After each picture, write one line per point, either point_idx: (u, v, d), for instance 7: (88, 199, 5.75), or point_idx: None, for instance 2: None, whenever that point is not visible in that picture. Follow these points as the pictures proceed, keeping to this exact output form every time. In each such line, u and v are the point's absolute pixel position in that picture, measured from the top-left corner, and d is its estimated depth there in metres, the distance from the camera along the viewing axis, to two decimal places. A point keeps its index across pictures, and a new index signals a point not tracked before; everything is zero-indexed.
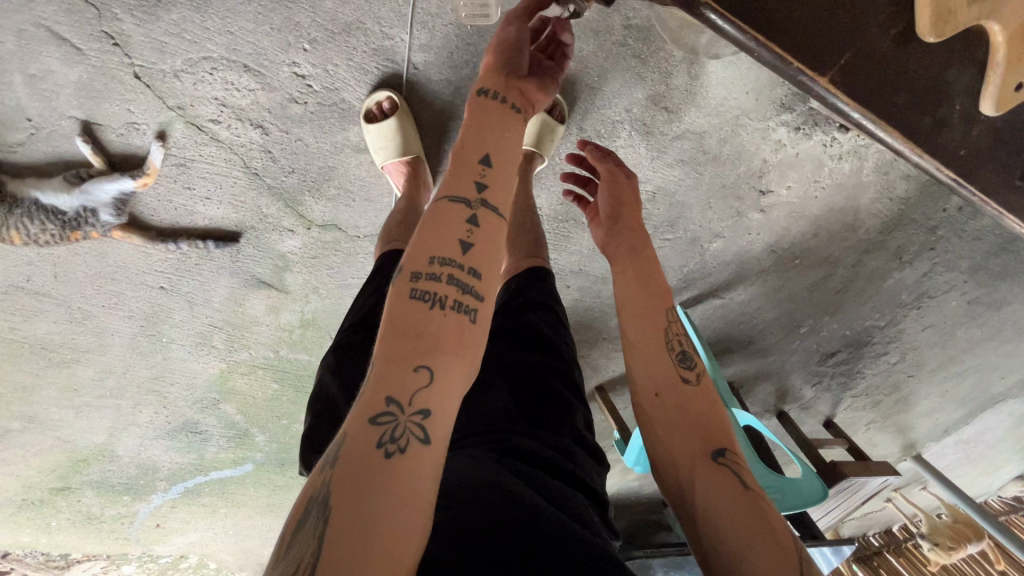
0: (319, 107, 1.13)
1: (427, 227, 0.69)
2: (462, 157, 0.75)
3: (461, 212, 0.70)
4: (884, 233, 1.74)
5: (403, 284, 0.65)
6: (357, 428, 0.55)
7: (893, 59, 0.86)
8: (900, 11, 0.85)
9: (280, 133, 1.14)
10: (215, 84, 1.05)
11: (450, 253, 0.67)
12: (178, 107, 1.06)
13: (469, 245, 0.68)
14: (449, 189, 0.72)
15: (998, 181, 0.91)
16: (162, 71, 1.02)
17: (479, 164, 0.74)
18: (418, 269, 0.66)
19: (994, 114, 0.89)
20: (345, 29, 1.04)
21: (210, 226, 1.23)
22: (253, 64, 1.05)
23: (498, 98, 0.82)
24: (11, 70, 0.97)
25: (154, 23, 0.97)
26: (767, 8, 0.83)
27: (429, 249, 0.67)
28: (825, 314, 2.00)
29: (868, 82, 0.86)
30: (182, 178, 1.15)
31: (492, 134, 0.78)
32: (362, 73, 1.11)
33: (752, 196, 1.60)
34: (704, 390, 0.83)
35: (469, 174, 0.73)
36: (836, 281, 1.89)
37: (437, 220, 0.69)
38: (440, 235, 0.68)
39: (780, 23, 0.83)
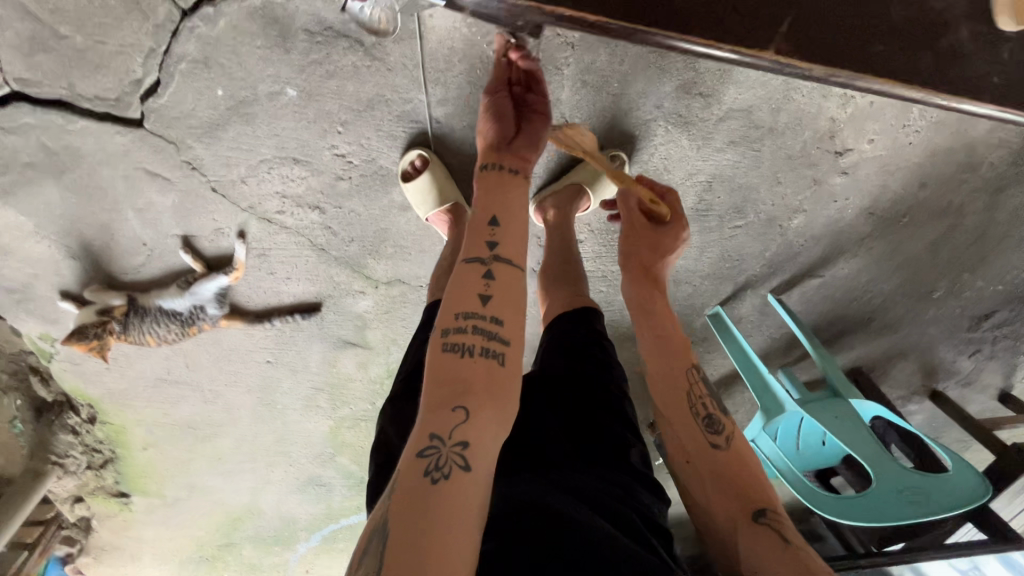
0: (363, 178, 1.24)
1: (451, 291, 0.74)
2: (478, 225, 0.79)
3: (478, 271, 0.74)
4: (1015, 162, 1.49)
5: (436, 341, 0.70)
6: (404, 464, 0.58)
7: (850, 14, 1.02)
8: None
9: (335, 209, 1.28)
10: (274, 180, 1.21)
11: (472, 308, 0.71)
12: (250, 207, 1.23)
13: (488, 298, 0.72)
14: (464, 253, 0.77)
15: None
16: (231, 181, 1.19)
17: (488, 226, 0.78)
18: (447, 325, 0.69)
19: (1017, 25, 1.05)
20: (369, 105, 1.15)
21: (296, 301, 1.39)
22: (300, 156, 1.19)
23: (496, 168, 0.88)
24: (125, 209, 1.18)
25: (217, 143, 1.14)
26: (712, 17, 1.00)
27: (453, 308, 0.71)
28: (956, 269, 1.74)
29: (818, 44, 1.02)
30: (265, 266, 1.32)
31: (498, 196, 0.83)
32: (392, 139, 1.21)
33: (827, 159, 1.43)
34: (737, 453, 0.85)
35: (481, 234, 0.77)
36: (964, 231, 1.65)
37: (460, 283, 0.74)
38: (462, 293, 0.73)
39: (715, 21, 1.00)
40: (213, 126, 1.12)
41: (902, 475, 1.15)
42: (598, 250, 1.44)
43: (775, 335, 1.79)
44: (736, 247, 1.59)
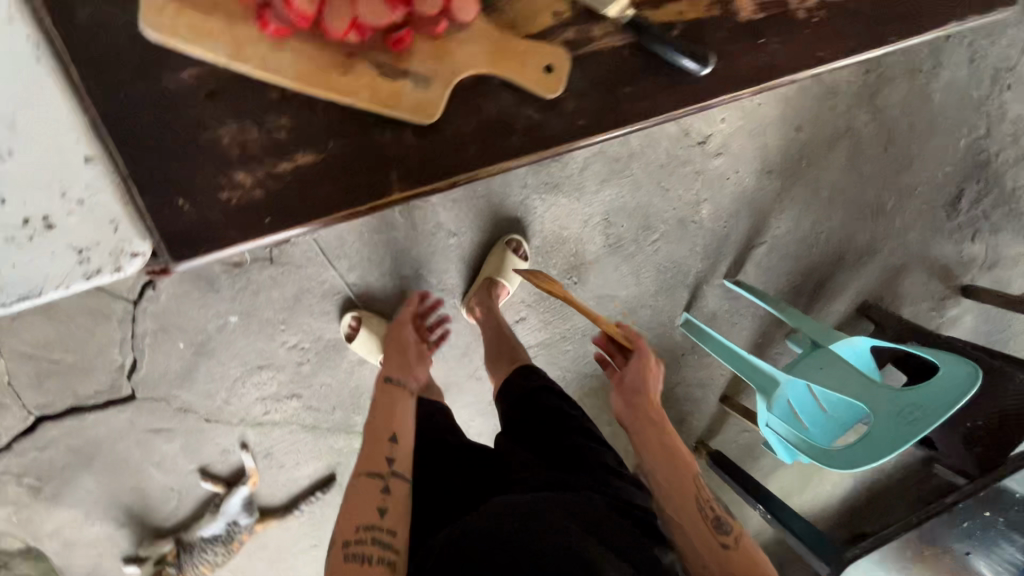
0: (319, 355, 1.44)
1: (351, 504, 0.90)
2: (378, 445, 0.97)
3: (375, 485, 0.92)
4: (870, 72, 1.63)
5: (337, 549, 0.85)
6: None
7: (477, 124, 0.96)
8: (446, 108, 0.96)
9: (309, 389, 1.46)
10: (251, 389, 1.41)
11: (370, 519, 0.87)
12: (242, 420, 1.43)
13: (384, 510, 0.88)
14: (364, 465, 0.94)
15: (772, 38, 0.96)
16: (218, 406, 1.40)
17: (388, 441, 0.98)
18: (347, 537, 0.85)
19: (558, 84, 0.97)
20: (297, 298, 1.38)
21: (313, 480, 1.53)
22: (262, 362, 1.40)
23: (398, 382, 1.12)
24: (147, 467, 1.39)
25: (196, 382, 1.36)
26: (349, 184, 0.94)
27: (354, 520, 0.87)
28: (885, 176, 1.78)
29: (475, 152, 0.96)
30: (274, 461, 1.49)
31: (395, 413, 1.04)
32: (327, 314, 1.41)
33: (696, 151, 1.56)
34: (746, 554, 0.93)
35: (381, 450, 0.96)
36: (871, 140, 1.72)
37: (356, 498, 0.90)
38: (362, 505, 0.89)
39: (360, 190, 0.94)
40: (187, 371, 1.35)
41: (896, 400, 1.11)
42: (543, 317, 1.58)
43: (758, 313, 1.79)
44: (666, 257, 1.65)
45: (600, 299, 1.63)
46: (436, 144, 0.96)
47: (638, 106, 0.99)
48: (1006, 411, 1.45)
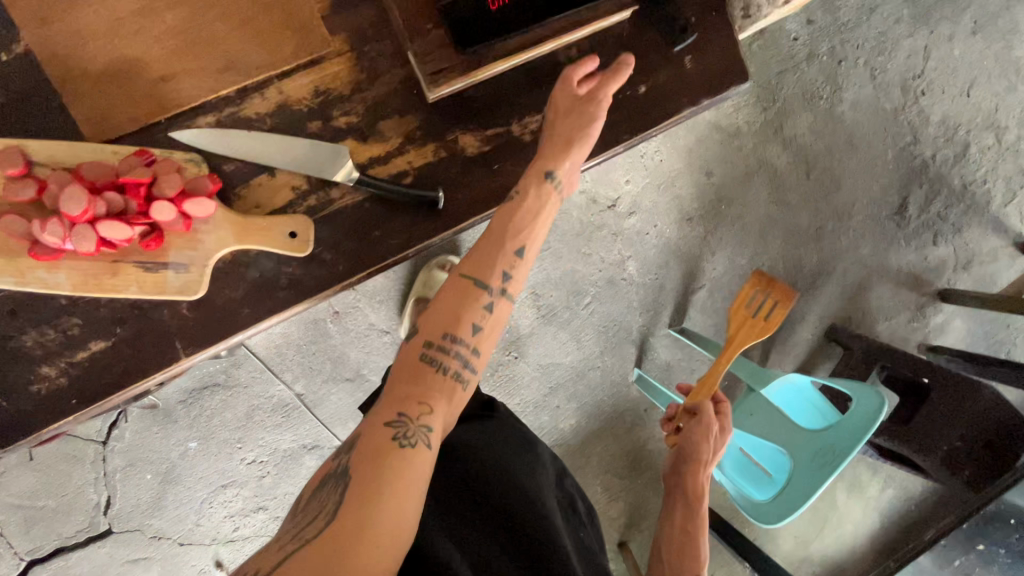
0: (278, 466, 1.49)
1: (445, 298, 0.60)
2: (506, 223, 0.62)
3: (476, 295, 0.59)
4: (772, 101, 1.56)
5: (411, 348, 0.58)
6: (369, 425, 0.53)
7: (222, 292, 0.64)
8: (153, 273, 0.61)
9: (275, 501, 1.50)
10: (219, 509, 1.47)
11: (462, 334, 0.58)
12: (215, 540, 1.48)
13: (478, 330, 0.59)
14: (470, 264, 0.61)
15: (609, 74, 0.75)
16: (191, 529, 1.47)
17: (512, 253, 0.61)
18: (433, 335, 0.58)
19: (300, 248, 0.64)
20: (249, 416, 1.45)
21: None
22: (225, 480, 1.47)
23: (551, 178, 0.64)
24: None
25: (166, 510, 1.45)
26: (108, 367, 0.62)
27: (445, 321, 0.59)
28: (826, 194, 1.60)
29: (219, 324, 0.64)
30: None
31: (520, 216, 0.62)
32: (279, 427, 1.47)
33: (608, 213, 1.53)
34: None
35: (500, 256, 0.61)
36: (794, 167, 1.59)
37: (450, 299, 0.60)
38: (459, 313, 0.59)
39: (100, 373, 0.62)
40: (158, 501, 1.44)
41: (814, 437, 1.06)
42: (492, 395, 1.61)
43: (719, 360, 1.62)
44: (605, 316, 1.55)
45: (545, 368, 1.52)
46: (213, 325, 0.64)
47: (397, 236, 0.67)
48: (980, 412, 1.11)
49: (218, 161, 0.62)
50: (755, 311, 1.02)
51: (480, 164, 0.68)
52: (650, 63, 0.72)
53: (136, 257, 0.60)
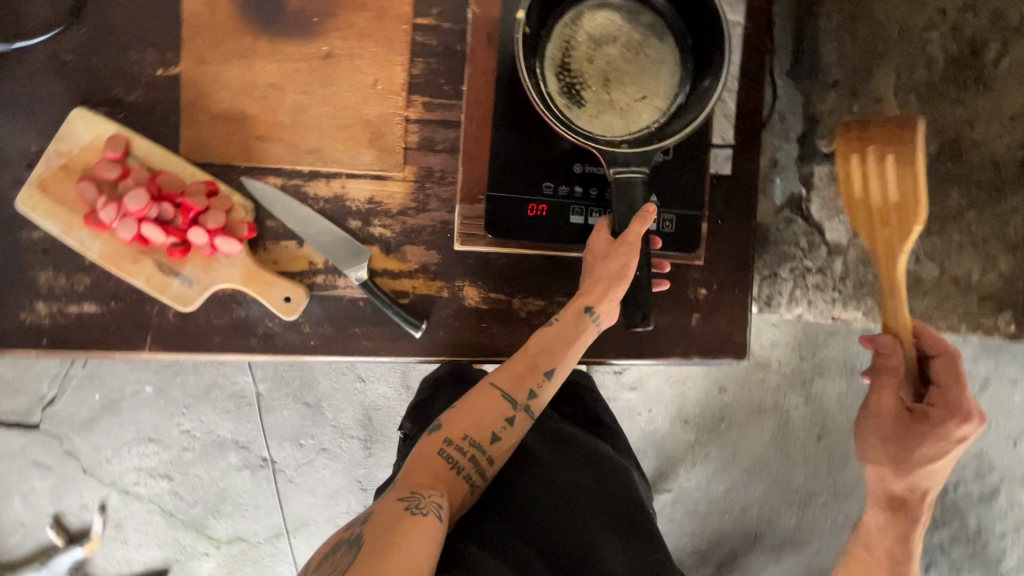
0: (204, 447, 1.54)
1: (468, 400, 0.63)
2: (538, 347, 0.66)
3: (500, 400, 0.63)
4: (808, 357, 1.43)
5: (430, 439, 0.60)
6: (383, 504, 0.53)
7: (206, 315, 0.71)
8: (162, 276, 0.69)
9: (183, 476, 1.54)
10: (132, 457, 1.53)
11: (479, 435, 0.61)
12: (111, 482, 1.52)
13: (497, 433, 0.62)
14: (496, 374, 0.65)
15: None
16: (100, 461, 1.52)
17: (541, 373, 0.65)
18: (451, 433, 0.60)
19: (288, 311, 0.70)
20: (208, 390, 1.54)
21: (145, 568, 1.55)
22: (154, 435, 1.53)
23: (592, 318, 0.66)
24: (13, 494, 1.51)
25: (91, 433, 1.51)
26: (82, 329, 0.70)
27: (463, 420, 0.61)
28: (832, 472, 1.44)
29: (188, 340, 0.71)
30: (119, 535, 1.54)
31: (557, 341, 0.66)
32: (225, 412, 1.54)
33: (609, 377, 1.46)
34: None
35: (529, 369, 0.65)
36: (806, 429, 1.44)
37: (473, 400, 0.63)
38: (478, 416, 0.62)
39: (73, 332, 0.70)
40: (89, 422, 1.51)
41: None
42: None
43: None
44: None
45: None
46: (183, 337, 0.71)
47: (370, 340, 0.73)
48: None
49: (264, 214, 0.71)
50: (881, 183, 0.58)
51: (469, 317, 0.74)
52: (658, 306, 0.76)
53: (160, 256, 0.69)
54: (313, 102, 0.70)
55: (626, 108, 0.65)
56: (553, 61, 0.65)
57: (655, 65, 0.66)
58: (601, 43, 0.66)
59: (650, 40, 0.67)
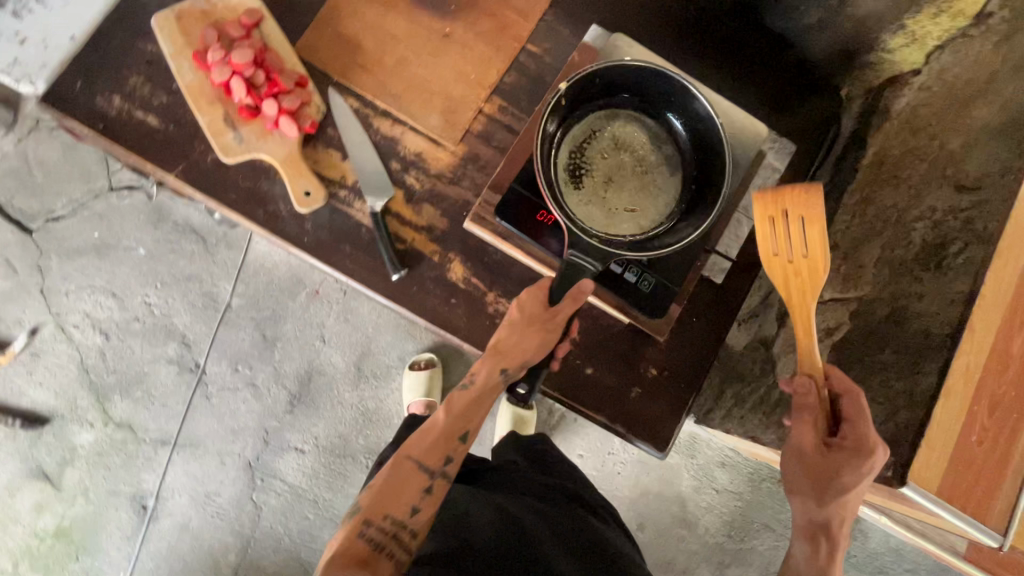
0: (152, 326, 1.57)
1: (383, 482, 0.68)
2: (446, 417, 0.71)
3: (414, 472, 0.68)
4: None
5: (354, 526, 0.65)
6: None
7: (234, 172, 0.79)
8: (221, 124, 0.78)
9: (118, 342, 1.56)
10: (88, 302, 1.56)
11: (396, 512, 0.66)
12: (55, 313, 1.55)
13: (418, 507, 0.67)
14: (410, 447, 0.69)
15: (583, 326, 0.79)
16: (59, 290, 1.55)
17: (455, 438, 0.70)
18: (372, 516, 0.65)
19: (302, 202, 0.77)
20: (187, 278, 1.59)
21: (30, 408, 1.52)
22: (118, 293, 1.57)
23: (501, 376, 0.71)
24: None
25: (70, 263, 1.56)
26: (132, 132, 0.78)
27: (384, 503, 0.66)
28: None
29: (207, 184, 0.78)
30: (29, 365, 1.53)
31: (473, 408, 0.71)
32: (190, 306, 1.58)
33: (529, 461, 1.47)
34: None
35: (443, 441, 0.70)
36: None
37: (390, 481, 0.67)
38: (398, 492, 0.67)
39: (125, 131, 0.78)
40: (74, 252, 1.57)
41: None
42: (317, 468, 1.55)
43: None
44: None
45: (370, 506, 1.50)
46: (205, 179, 0.78)
47: (352, 263, 0.78)
48: None
49: (330, 123, 0.81)
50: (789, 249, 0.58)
51: (444, 288, 0.79)
52: (603, 362, 0.79)
53: (229, 109, 0.78)
54: (417, 63, 0.82)
55: (613, 211, 0.74)
56: (573, 139, 0.75)
57: (655, 189, 0.76)
58: (619, 147, 0.76)
59: (659, 167, 0.76)
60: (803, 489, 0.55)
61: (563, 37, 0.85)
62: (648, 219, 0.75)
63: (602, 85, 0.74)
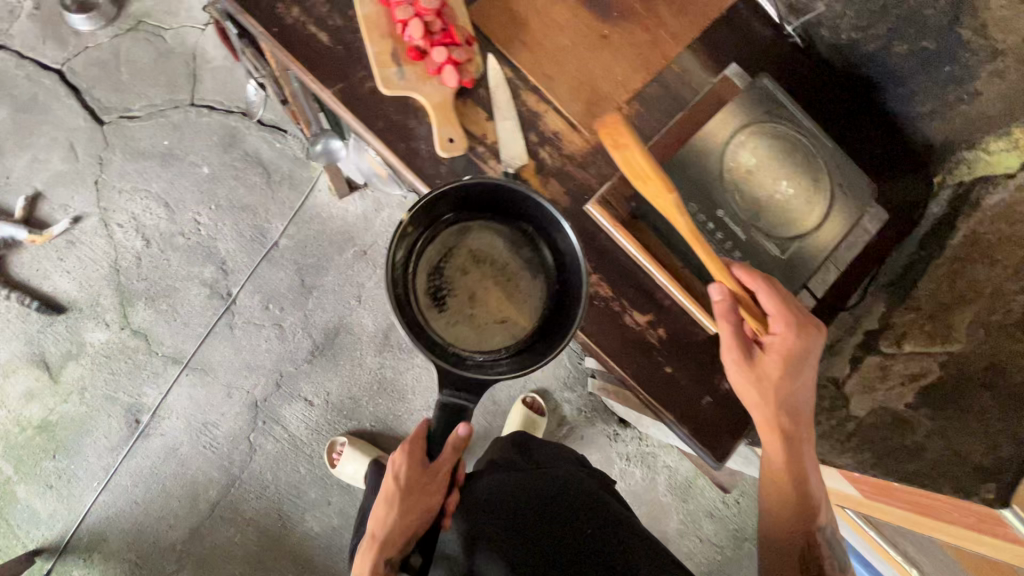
0: (195, 244, 1.56)
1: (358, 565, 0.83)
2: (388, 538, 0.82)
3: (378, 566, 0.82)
4: None
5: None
6: None
7: (387, 104, 0.83)
8: (387, 56, 0.82)
9: (157, 252, 1.54)
10: (138, 205, 1.55)
11: None
12: (104, 207, 1.53)
13: None
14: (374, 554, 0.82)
15: (671, 326, 0.83)
16: (114, 186, 1.54)
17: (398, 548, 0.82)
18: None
19: (443, 147, 0.81)
20: (243, 207, 1.59)
21: (50, 293, 1.48)
22: (171, 204, 1.57)
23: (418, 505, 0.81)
24: (28, 153, 1.52)
25: (132, 162, 1.56)
26: (303, 44, 0.82)
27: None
28: None
29: (359, 108, 0.82)
30: (62, 251, 1.50)
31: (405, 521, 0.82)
32: (237, 235, 1.58)
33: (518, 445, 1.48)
34: None
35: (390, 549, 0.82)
36: None
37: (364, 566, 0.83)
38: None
39: (295, 41, 0.82)
40: (139, 154, 1.57)
41: None
42: (321, 424, 1.53)
43: None
44: None
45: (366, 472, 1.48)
46: (358, 103, 0.82)
47: None
48: None
49: (483, 83, 0.85)
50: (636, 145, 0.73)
51: None
52: (683, 365, 0.83)
53: (397, 45, 0.82)
54: (572, 52, 0.88)
55: (483, 324, 0.75)
56: (427, 262, 0.75)
57: (520, 295, 0.76)
58: (482, 260, 0.77)
59: (523, 271, 0.76)
60: (750, 378, 0.75)
61: (704, 66, 0.92)
62: (522, 325, 0.75)
63: (464, 205, 0.74)
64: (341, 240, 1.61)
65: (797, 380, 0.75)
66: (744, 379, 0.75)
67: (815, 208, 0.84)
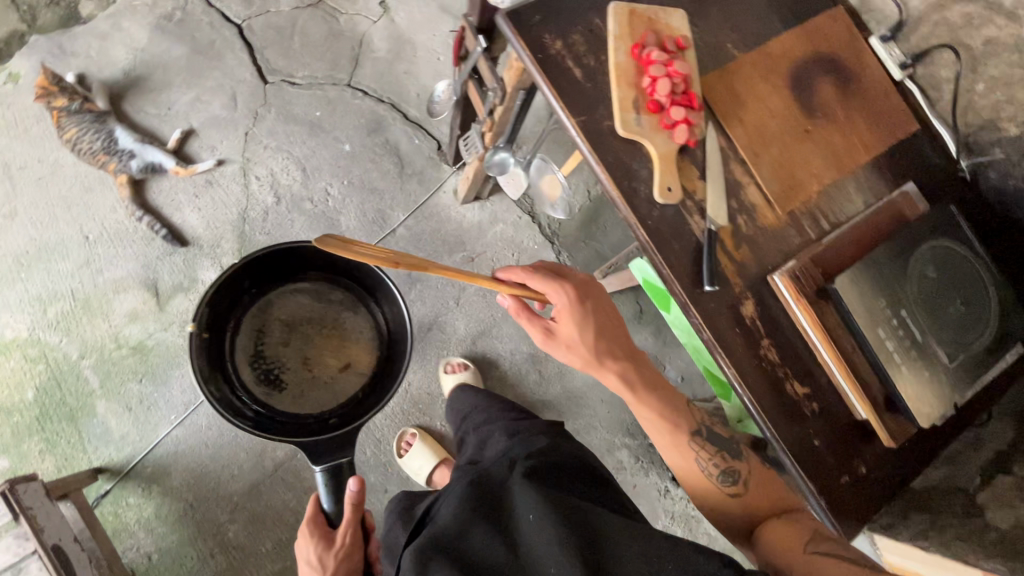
0: (321, 213, 1.63)
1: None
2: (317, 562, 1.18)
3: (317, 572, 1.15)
4: None
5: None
6: None
7: (618, 143, 0.91)
8: (629, 102, 0.91)
9: (284, 211, 1.60)
10: (278, 164, 1.62)
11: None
12: (247, 158, 1.61)
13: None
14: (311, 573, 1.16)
15: (828, 404, 0.90)
16: (261, 142, 1.62)
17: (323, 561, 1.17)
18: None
19: (660, 192, 0.89)
20: (372, 190, 1.67)
21: (178, 225, 1.53)
22: (308, 170, 1.64)
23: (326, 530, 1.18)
24: (192, 91, 1.61)
25: (283, 124, 1.64)
26: (559, 73, 0.91)
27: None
28: None
29: (595, 141, 0.90)
30: (199, 189, 1.56)
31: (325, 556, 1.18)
32: (361, 214, 1.65)
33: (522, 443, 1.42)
34: None
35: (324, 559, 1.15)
36: None
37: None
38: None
39: (553, 69, 0.91)
40: (290, 118, 1.65)
41: None
42: (395, 410, 1.58)
43: None
44: None
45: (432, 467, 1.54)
46: (595, 137, 0.90)
47: (674, 261, 0.90)
48: None
49: (702, 146, 0.94)
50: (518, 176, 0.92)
51: (734, 315, 0.90)
52: (832, 444, 0.89)
53: (639, 95, 0.92)
54: (780, 139, 0.98)
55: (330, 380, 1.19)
56: (246, 351, 1.15)
57: (356, 336, 1.21)
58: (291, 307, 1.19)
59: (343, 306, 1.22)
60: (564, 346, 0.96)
61: (887, 177, 1.01)
62: (363, 365, 1.20)
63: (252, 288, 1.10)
64: (453, 243, 1.69)
65: (582, 320, 0.95)
66: (564, 348, 0.96)
67: (976, 332, 0.90)
